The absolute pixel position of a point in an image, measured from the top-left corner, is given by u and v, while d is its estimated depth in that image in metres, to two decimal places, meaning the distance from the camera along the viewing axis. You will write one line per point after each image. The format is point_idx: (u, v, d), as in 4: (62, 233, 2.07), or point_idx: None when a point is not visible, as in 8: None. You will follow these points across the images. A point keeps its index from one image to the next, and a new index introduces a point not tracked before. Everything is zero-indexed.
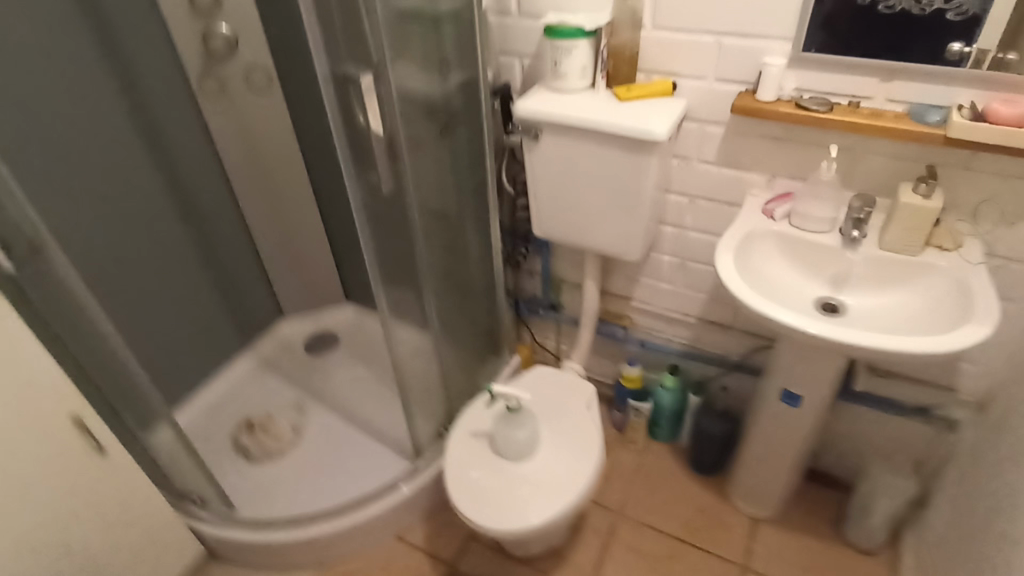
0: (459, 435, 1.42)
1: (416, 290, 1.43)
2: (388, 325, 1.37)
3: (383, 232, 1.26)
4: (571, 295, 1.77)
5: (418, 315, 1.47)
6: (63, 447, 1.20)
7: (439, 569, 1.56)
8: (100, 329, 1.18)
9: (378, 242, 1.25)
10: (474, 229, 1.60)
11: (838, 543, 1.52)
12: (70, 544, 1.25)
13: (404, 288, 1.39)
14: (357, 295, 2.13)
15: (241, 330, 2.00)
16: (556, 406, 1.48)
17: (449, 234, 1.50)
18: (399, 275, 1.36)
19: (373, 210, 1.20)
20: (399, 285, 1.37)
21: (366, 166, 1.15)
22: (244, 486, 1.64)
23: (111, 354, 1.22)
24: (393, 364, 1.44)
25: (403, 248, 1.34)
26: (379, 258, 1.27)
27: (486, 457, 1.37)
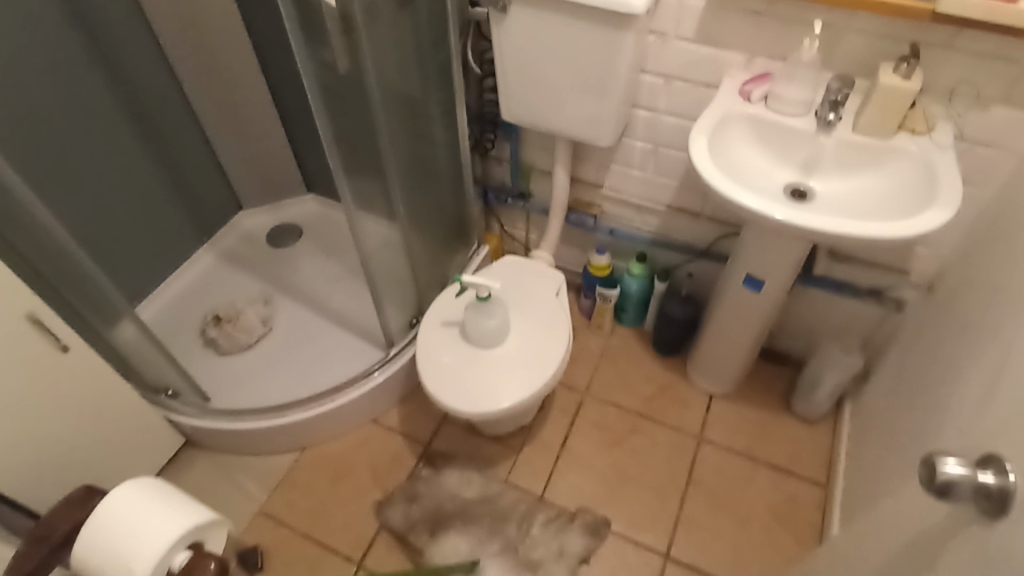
0: (431, 323, 1.43)
1: (380, 179, 1.37)
2: (352, 216, 1.32)
3: (340, 117, 1.18)
4: (540, 183, 1.73)
5: (384, 205, 1.43)
6: (21, 346, 1.17)
7: (414, 449, 1.64)
8: (43, 222, 1.12)
9: (336, 127, 1.17)
10: (438, 113, 1.51)
11: (786, 415, 1.64)
12: (42, 440, 1.26)
13: (367, 176, 1.33)
14: (319, 184, 2.04)
15: (198, 223, 1.92)
16: (526, 294, 1.49)
17: (412, 118, 1.42)
18: (361, 163, 1.30)
19: (328, 91, 1.12)
20: (362, 174, 1.31)
21: (318, 42, 1.05)
22: (216, 377, 1.65)
23: (55, 242, 1.16)
24: (360, 256, 1.41)
25: (364, 134, 1.27)
26: (339, 145, 1.20)
27: (458, 343, 1.39)
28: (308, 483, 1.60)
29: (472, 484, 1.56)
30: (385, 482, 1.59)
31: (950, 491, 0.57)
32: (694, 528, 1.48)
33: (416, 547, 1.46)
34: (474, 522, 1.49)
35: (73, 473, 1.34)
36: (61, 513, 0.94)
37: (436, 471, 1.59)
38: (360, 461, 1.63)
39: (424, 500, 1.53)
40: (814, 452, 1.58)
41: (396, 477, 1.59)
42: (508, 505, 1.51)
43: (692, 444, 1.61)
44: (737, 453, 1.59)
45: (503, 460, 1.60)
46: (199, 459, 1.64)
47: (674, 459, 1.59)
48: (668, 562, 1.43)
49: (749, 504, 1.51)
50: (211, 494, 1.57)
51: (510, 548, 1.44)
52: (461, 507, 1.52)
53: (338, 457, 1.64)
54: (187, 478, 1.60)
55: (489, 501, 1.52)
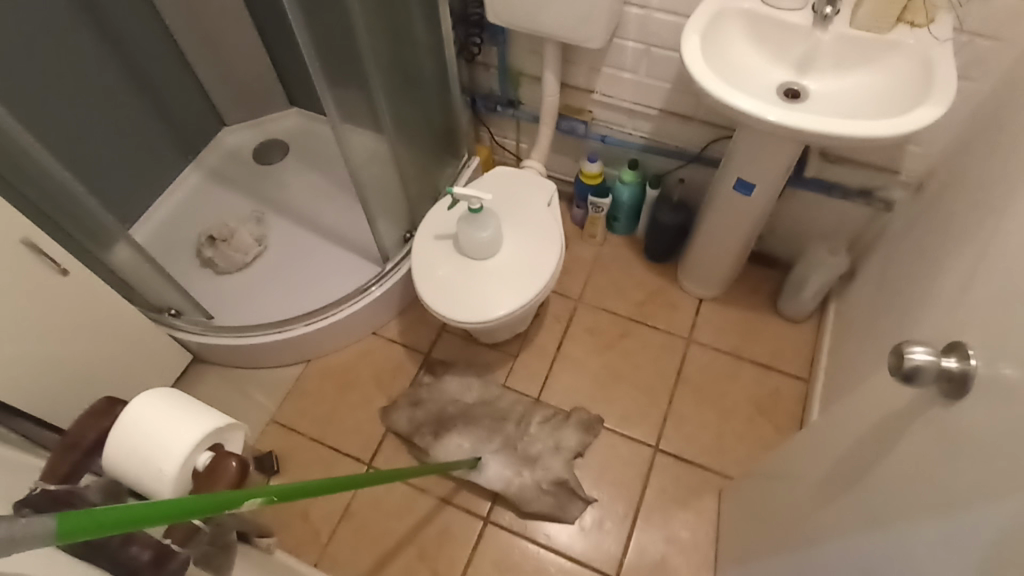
0: (424, 237, 1.45)
1: (364, 89, 1.33)
2: (338, 129, 1.30)
3: (318, 23, 1.14)
4: (530, 89, 1.68)
5: (370, 116, 1.40)
6: (20, 270, 1.19)
7: (415, 358, 1.71)
8: (25, 145, 1.10)
9: (314, 33, 1.13)
10: (420, 16, 1.45)
11: (773, 315, 1.70)
12: (55, 361, 1.31)
13: (350, 86, 1.30)
14: (301, 96, 1.98)
15: (181, 141, 1.88)
16: (517, 205, 1.49)
17: (393, 22, 1.36)
18: (343, 72, 1.26)
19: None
20: (345, 84, 1.28)
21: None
22: (217, 296, 1.68)
23: (37, 166, 1.14)
24: (349, 171, 1.40)
25: (344, 41, 1.22)
26: (319, 53, 1.16)
27: (452, 256, 1.41)
28: (315, 393, 1.67)
29: (472, 389, 1.63)
30: (389, 389, 1.66)
31: (915, 376, 0.62)
32: (682, 422, 1.57)
33: (422, 447, 1.56)
34: (475, 423, 1.57)
35: (89, 390, 1.40)
36: (88, 422, 0.91)
37: (437, 378, 1.67)
38: (364, 371, 1.70)
39: (427, 405, 1.61)
40: (797, 349, 1.65)
41: (399, 385, 1.67)
42: (507, 407, 1.59)
43: (681, 346, 1.67)
44: (724, 353, 1.66)
45: (501, 365, 1.67)
46: (208, 373, 1.70)
47: (664, 360, 1.66)
48: (658, 453, 1.53)
49: (734, 398, 1.59)
50: (224, 405, 1.65)
51: (510, 446, 1.53)
52: (462, 410, 1.60)
53: (342, 367, 1.70)
54: (199, 392, 1.67)
55: (488, 403, 1.60)
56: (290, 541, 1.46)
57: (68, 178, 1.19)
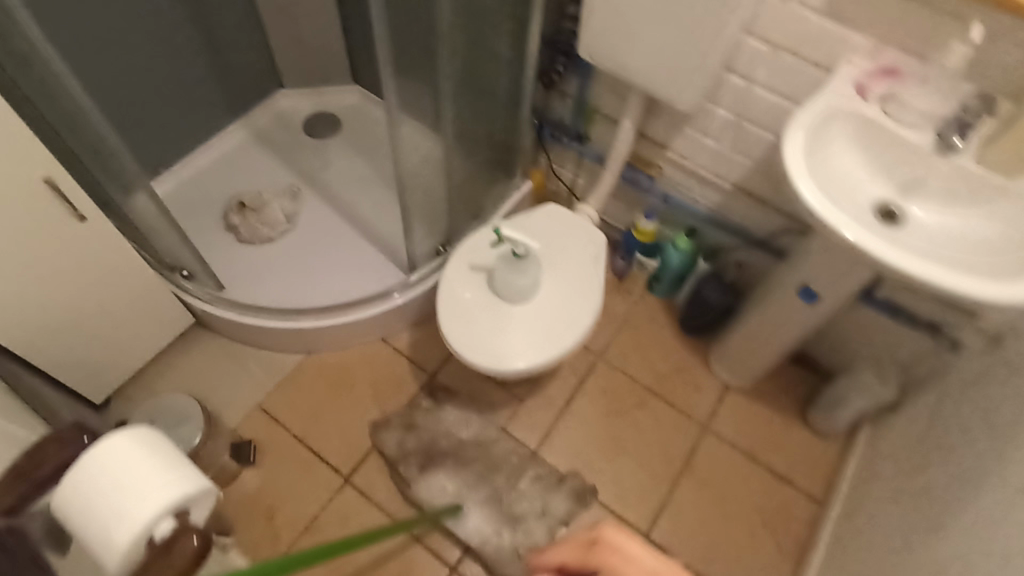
0: (460, 262, 1.36)
1: (431, 92, 1.26)
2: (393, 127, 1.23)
3: (397, 14, 1.07)
4: (601, 129, 1.58)
5: (430, 120, 1.32)
6: (35, 208, 1.12)
7: (418, 376, 1.63)
8: (63, 82, 1.04)
9: (391, 24, 1.06)
10: (506, 30, 1.35)
11: (799, 422, 1.60)
12: (53, 305, 1.25)
13: (417, 85, 1.22)
14: (364, 76, 1.89)
15: (233, 96, 1.80)
16: (562, 251, 1.40)
17: (476, 33, 1.27)
18: (413, 70, 1.18)
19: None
20: (412, 82, 1.20)
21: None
22: (233, 266, 1.61)
23: (74, 105, 1.08)
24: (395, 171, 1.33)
25: (421, 37, 1.15)
26: (391, 45, 1.09)
27: (484, 289, 1.32)
28: (309, 387, 1.60)
29: (469, 425, 1.55)
30: (384, 403, 1.58)
31: None
32: (678, 514, 1.48)
33: (405, 477, 1.47)
34: (464, 463, 1.49)
35: (81, 338, 1.34)
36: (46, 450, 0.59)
37: (436, 403, 1.58)
38: (363, 379, 1.62)
39: (420, 432, 1.53)
40: (817, 465, 1.54)
41: (396, 401, 1.59)
42: (501, 454, 1.51)
43: (696, 432, 1.58)
44: (740, 451, 1.56)
45: (504, 407, 1.59)
46: (207, 342, 1.64)
47: (675, 443, 1.56)
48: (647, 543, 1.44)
49: (740, 502, 1.49)
50: (215, 379, 1.58)
51: (496, 498, 1.45)
52: (454, 445, 1.52)
53: (342, 369, 1.63)
54: (192, 360, 1.61)
55: (483, 445, 1.52)
56: (250, 540, 1.41)
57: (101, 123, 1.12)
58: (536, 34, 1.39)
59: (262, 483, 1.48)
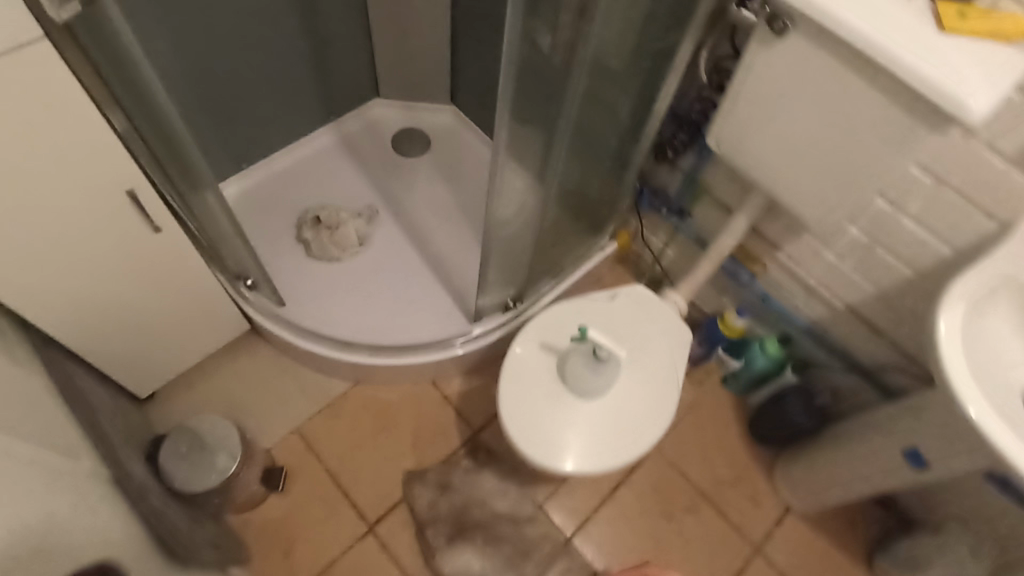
0: (535, 337, 1.26)
1: (538, 158, 1.16)
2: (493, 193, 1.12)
3: (529, 86, 0.95)
4: (707, 209, 1.45)
5: (532, 185, 1.22)
6: (112, 215, 1.07)
7: (461, 430, 1.56)
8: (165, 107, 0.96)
9: (518, 93, 0.94)
10: (632, 98, 1.23)
11: (862, 565, 1.45)
12: (114, 307, 1.20)
13: (529, 153, 1.12)
14: (463, 98, 1.80)
15: (328, 100, 1.73)
16: (644, 344, 1.28)
17: (599, 100, 1.16)
18: (530, 139, 1.08)
19: (523, 55, 0.88)
20: (524, 151, 1.10)
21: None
22: (297, 280, 1.56)
23: (163, 116, 0.97)
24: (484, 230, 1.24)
25: (544, 103, 1.04)
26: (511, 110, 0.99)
27: (553, 372, 1.23)
28: (351, 420, 1.55)
29: (506, 496, 1.46)
30: (422, 453, 1.52)
31: None
32: None
33: (430, 543, 1.40)
34: (496, 539, 1.40)
35: (134, 339, 1.30)
36: None
37: (476, 464, 1.50)
38: (406, 422, 1.55)
39: (455, 495, 1.45)
40: None
41: (435, 452, 1.52)
42: (534, 535, 1.42)
43: (746, 553, 1.45)
44: None
45: (546, 482, 1.49)
46: (255, 350, 1.59)
47: (721, 561, 1.44)
48: None
49: None
50: (258, 392, 1.54)
51: None
52: (488, 516, 1.43)
53: (387, 405, 1.57)
54: (239, 367, 1.56)
55: (516, 521, 1.43)
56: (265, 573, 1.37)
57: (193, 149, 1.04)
58: (661, 106, 1.28)
59: (287, 514, 1.43)
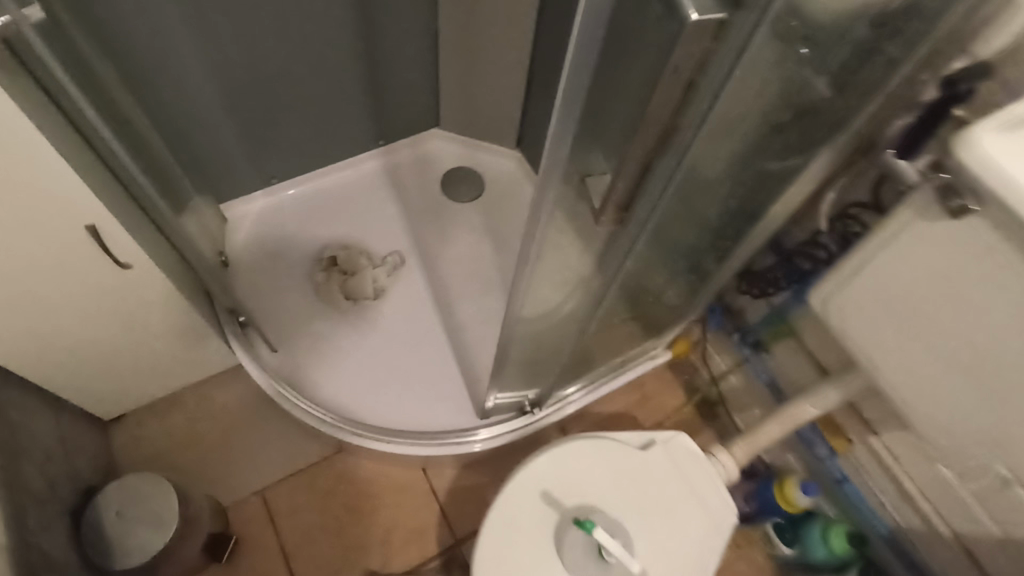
0: (542, 478, 1.03)
1: (588, 273, 0.90)
2: (518, 297, 0.88)
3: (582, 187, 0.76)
4: (789, 353, 1.15)
5: (575, 300, 0.96)
6: (69, 249, 0.90)
7: (442, 536, 1.34)
8: None
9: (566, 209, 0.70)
10: (725, 215, 0.96)
11: None
12: (69, 339, 1.04)
13: (575, 263, 0.87)
14: (531, 146, 1.58)
15: (380, 126, 1.53)
16: (674, 523, 1.02)
17: (683, 219, 0.89)
18: (576, 247, 0.84)
19: (575, 163, 0.71)
20: (564, 254, 0.84)
21: (605, 79, 0.66)
22: (298, 323, 1.38)
23: None
24: (504, 333, 0.99)
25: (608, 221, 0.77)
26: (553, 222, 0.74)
27: (553, 534, 1.00)
28: (320, 495, 1.35)
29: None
30: (392, 554, 1.32)
31: None
32: None
33: None
34: None
35: (94, 370, 1.15)
36: None
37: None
38: (382, 509, 1.35)
39: None
40: None
41: (407, 556, 1.32)
42: None
43: None
44: None
45: None
46: (238, 387, 1.41)
47: None
48: None
49: None
50: (231, 437, 1.37)
51: None
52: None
53: (365, 486, 1.36)
54: (215, 404, 1.40)
55: None
56: None
57: None
58: (762, 234, 1.02)
59: None
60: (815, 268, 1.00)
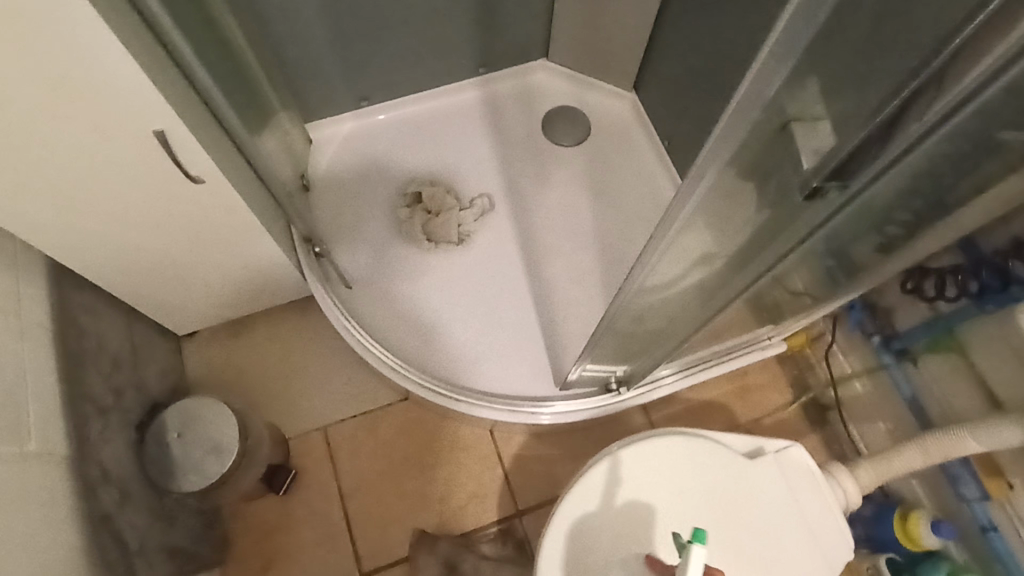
0: (632, 464, 0.91)
1: (738, 246, 0.76)
2: (648, 257, 0.73)
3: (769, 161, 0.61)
4: (948, 370, 0.94)
5: (708, 268, 0.81)
6: (140, 155, 0.83)
7: (504, 505, 1.26)
8: None
9: None
10: (911, 202, 0.74)
11: None
12: (143, 250, 1.00)
13: (731, 235, 0.73)
14: (652, 89, 1.38)
15: (485, 50, 1.38)
16: (783, 560, 0.87)
17: (861, 201, 0.70)
18: (736, 215, 0.69)
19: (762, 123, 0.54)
20: (720, 223, 0.70)
21: (815, 1, 0.47)
22: (376, 260, 1.29)
23: None
24: (615, 298, 0.86)
25: None
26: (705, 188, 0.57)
27: (639, 526, 0.88)
28: (384, 442, 1.29)
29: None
30: (450, 514, 1.25)
31: None
32: None
33: None
34: None
35: (169, 284, 1.11)
36: None
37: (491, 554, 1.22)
38: (444, 467, 1.28)
39: None
40: None
41: (464, 519, 1.25)
42: None
43: None
44: None
45: None
46: (313, 319, 1.37)
47: None
48: None
49: None
50: (301, 369, 1.33)
51: None
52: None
53: (429, 441, 1.29)
54: (289, 333, 1.36)
55: None
56: None
57: None
58: (951, 232, 0.80)
59: (281, 523, 1.23)
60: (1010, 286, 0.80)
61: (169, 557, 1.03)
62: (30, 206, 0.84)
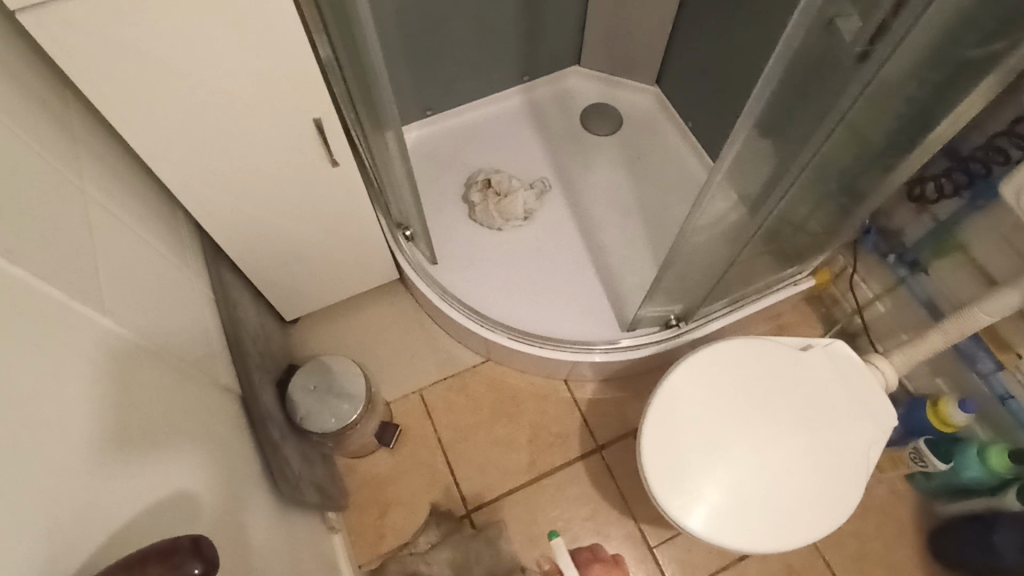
0: (706, 362, 1.09)
1: (758, 187, 0.93)
2: (698, 207, 0.92)
3: (795, 89, 0.76)
4: (954, 269, 1.15)
5: (736, 213, 0.99)
6: (299, 144, 1.04)
7: (585, 442, 1.43)
8: (358, 48, 0.86)
9: (788, 66, 0.71)
10: (911, 125, 0.95)
11: None
12: (282, 234, 1.21)
13: (753, 176, 0.91)
14: (674, 81, 1.62)
15: (528, 61, 1.62)
16: (836, 420, 1.06)
17: (876, 122, 0.89)
18: (758, 163, 0.88)
19: (816, 40, 0.70)
20: (744, 178, 0.91)
21: None
22: (453, 240, 1.50)
23: (357, 55, 0.88)
24: (674, 241, 1.03)
25: (814, 96, 0.78)
26: (770, 95, 0.75)
27: (717, 399, 1.07)
28: (473, 398, 1.47)
29: (526, 520, 1.36)
30: (539, 455, 1.42)
31: None
32: None
33: None
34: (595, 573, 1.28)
35: (293, 268, 1.31)
36: None
37: (438, 542, 1.34)
38: (528, 414, 1.46)
39: None
40: None
41: (552, 457, 1.42)
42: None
43: None
44: None
45: (661, 524, 1.36)
46: (400, 301, 1.57)
47: None
48: None
49: None
50: (393, 344, 1.52)
51: None
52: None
53: (511, 393, 1.47)
54: (380, 314, 1.55)
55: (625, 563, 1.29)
56: (359, 526, 1.36)
57: (377, 87, 0.92)
58: (934, 144, 1.00)
59: (391, 473, 1.40)
60: (992, 171, 1.01)
61: (318, 493, 1.21)
62: (206, 187, 1.04)
